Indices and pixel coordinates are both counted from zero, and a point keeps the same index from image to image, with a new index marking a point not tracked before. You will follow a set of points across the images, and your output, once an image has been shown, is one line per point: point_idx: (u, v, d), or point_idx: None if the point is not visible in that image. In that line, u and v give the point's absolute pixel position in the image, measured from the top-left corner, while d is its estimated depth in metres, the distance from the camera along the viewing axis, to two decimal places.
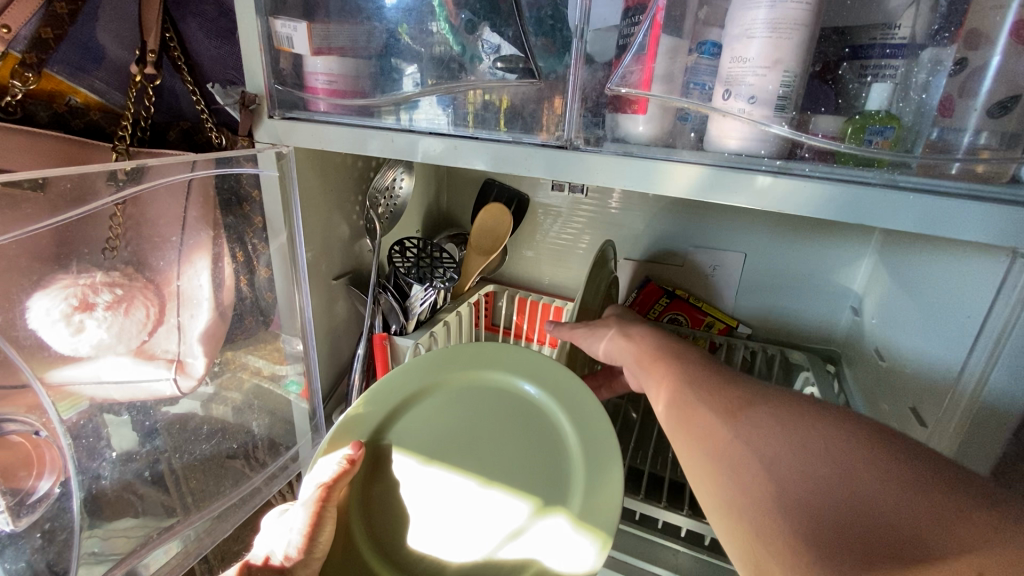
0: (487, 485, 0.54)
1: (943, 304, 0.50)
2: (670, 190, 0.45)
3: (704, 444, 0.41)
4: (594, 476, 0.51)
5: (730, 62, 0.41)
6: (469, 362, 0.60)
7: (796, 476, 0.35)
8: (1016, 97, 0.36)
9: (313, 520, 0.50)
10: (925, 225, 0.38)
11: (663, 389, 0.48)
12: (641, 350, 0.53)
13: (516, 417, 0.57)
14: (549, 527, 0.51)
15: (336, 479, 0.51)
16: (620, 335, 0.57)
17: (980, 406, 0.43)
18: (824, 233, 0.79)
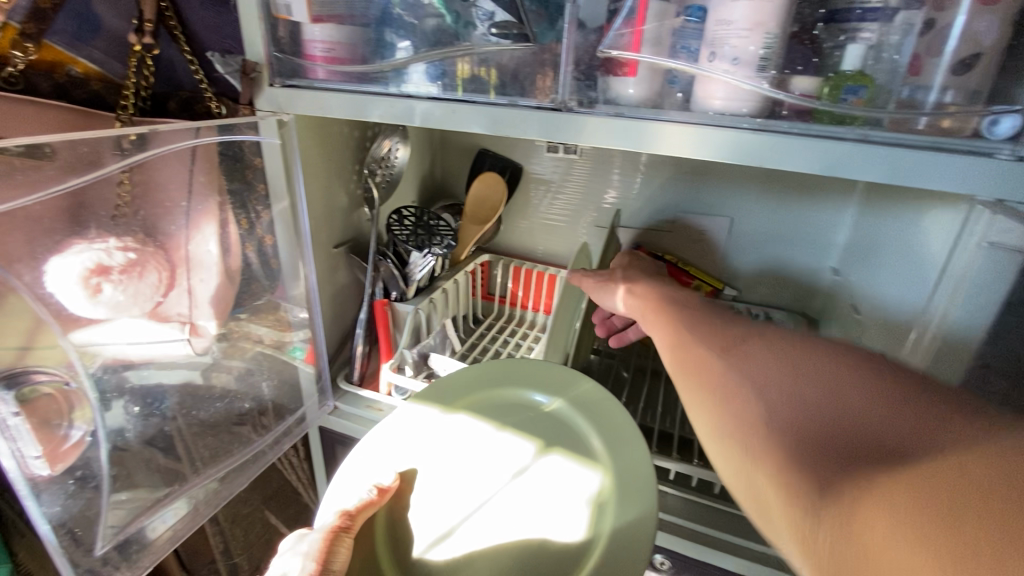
0: (498, 432, 0.59)
1: (914, 253, 0.54)
2: (661, 149, 0.47)
3: (711, 391, 0.43)
4: (630, 470, 0.52)
5: (715, 25, 0.43)
6: (501, 379, 0.63)
7: (789, 403, 0.38)
8: (977, 56, 0.39)
9: (327, 545, 0.47)
10: (896, 176, 0.41)
11: (702, 381, 0.45)
12: (669, 329, 0.53)
13: (548, 425, 0.59)
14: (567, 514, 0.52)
15: (361, 507, 0.49)
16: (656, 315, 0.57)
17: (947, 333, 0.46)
18: (808, 196, 0.82)
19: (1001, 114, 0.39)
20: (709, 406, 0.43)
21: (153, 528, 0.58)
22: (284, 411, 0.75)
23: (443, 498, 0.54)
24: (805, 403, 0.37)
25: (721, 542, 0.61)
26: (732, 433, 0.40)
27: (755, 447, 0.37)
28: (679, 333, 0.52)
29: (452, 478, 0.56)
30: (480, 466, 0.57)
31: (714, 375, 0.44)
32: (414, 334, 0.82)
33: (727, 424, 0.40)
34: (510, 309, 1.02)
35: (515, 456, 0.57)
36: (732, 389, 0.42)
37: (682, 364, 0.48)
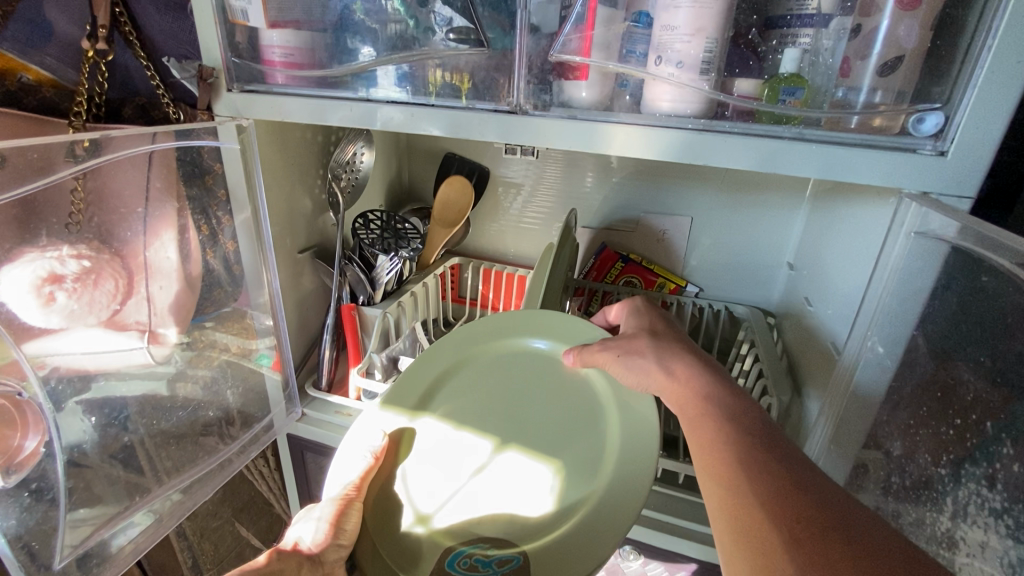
0: (459, 429, 0.59)
1: (852, 246, 0.56)
2: (613, 149, 0.49)
3: (727, 490, 0.40)
4: (629, 424, 0.56)
5: (660, 31, 0.45)
6: (480, 341, 0.64)
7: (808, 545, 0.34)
8: (899, 58, 0.41)
9: (339, 511, 0.52)
10: (828, 171, 0.44)
11: (721, 473, 0.41)
12: (681, 398, 0.49)
13: (539, 375, 0.62)
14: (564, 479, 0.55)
15: (364, 476, 0.54)
16: (660, 372, 0.51)
17: (877, 328, 0.48)
18: (764, 194, 0.85)
19: (926, 112, 0.41)
20: (712, 480, 0.41)
21: (115, 541, 0.57)
22: (251, 419, 0.74)
23: (428, 475, 0.57)
24: (810, 525, 0.35)
25: (686, 531, 0.63)
26: (727, 518, 0.39)
27: (744, 532, 0.37)
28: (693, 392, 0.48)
29: (436, 453, 0.58)
30: (445, 459, 0.58)
31: (723, 451, 0.42)
32: (383, 338, 0.82)
33: (728, 522, 0.38)
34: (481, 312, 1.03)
35: (479, 449, 0.58)
36: (734, 467, 0.40)
37: (687, 414, 0.47)
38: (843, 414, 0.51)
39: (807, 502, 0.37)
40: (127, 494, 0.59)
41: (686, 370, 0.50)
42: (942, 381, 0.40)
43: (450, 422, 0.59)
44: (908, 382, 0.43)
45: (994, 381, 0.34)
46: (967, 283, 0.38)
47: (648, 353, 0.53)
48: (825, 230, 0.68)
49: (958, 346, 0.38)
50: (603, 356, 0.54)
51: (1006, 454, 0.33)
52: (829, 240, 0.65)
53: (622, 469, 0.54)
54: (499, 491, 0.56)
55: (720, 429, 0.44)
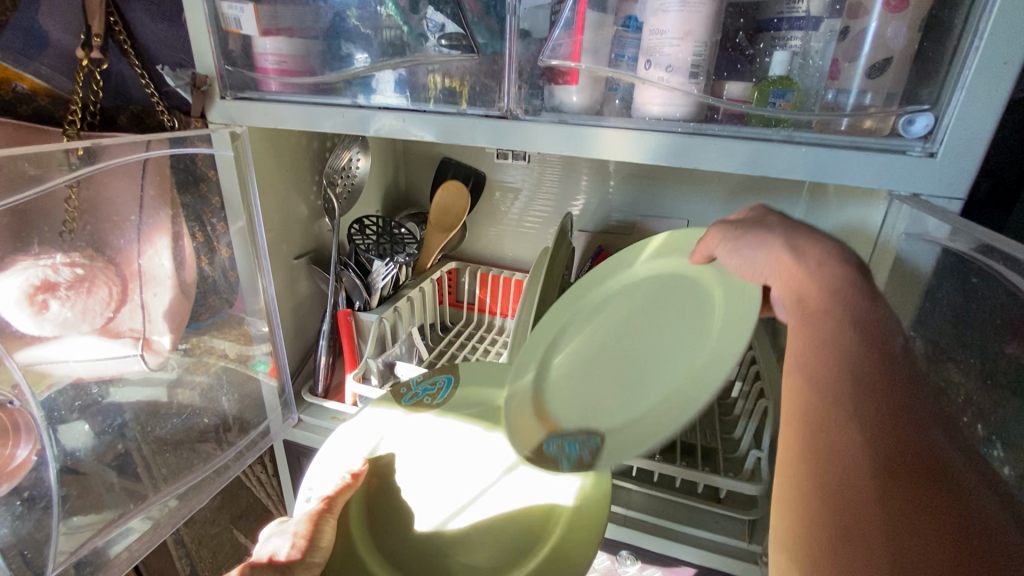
0: (491, 429, 0.62)
1: (844, 246, 0.56)
2: (603, 153, 0.49)
3: (810, 401, 0.35)
4: (725, 325, 0.50)
5: (649, 35, 0.45)
6: (468, 376, 0.64)
7: (876, 477, 0.29)
8: (888, 60, 0.41)
9: (312, 526, 0.50)
10: (818, 173, 0.44)
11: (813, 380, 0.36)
12: (797, 281, 0.42)
13: (647, 300, 0.59)
14: (552, 490, 0.57)
15: (340, 491, 0.53)
16: (780, 252, 0.44)
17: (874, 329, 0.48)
18: (760, 197, 0.85)
19: (916, 114, 0.41)
20: (813, 428, 0.34)
21: (112, 548, 0.57)
22: (248, 425, 0.74)
23: (462, 472, 0.60)
24: (890, 448, 0.30)
25: (683, 535, 0.62)
26: (796, 424, 0.35)
27: (839, 497, 0.30)
28: (801, 320, 0.40)
29: (448, 457, 0.60)
30: (470, 461, 0.60)
31: (841, 395, 0.34)
32: (380, 343, 0.82)
33: (802, 427, 0.34)
34: (478, 316, 1.03)
35: (503, 454, 0.61)
36: (832, 373, 0.35)
37: (803, 316, 0.40)
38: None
39: (941, 480, 0.29)
40: (120, 502, 0.58)
41: (819, 256, 0.42)
42: (935, 384, 0.39)
43: (483, 423, 0.62)
44: None
45: (986, 382, 0.34)
46: (958, 286, 0.38)
47: (774, 227, 0.46)
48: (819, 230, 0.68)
49: (949, 349, 0.38)
50: (715, 235, 0.49)
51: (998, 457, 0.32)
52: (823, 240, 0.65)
53: (686, 396, 0.51)
54: (512, 496, 0.58)
55: (842, 368, 0.35)
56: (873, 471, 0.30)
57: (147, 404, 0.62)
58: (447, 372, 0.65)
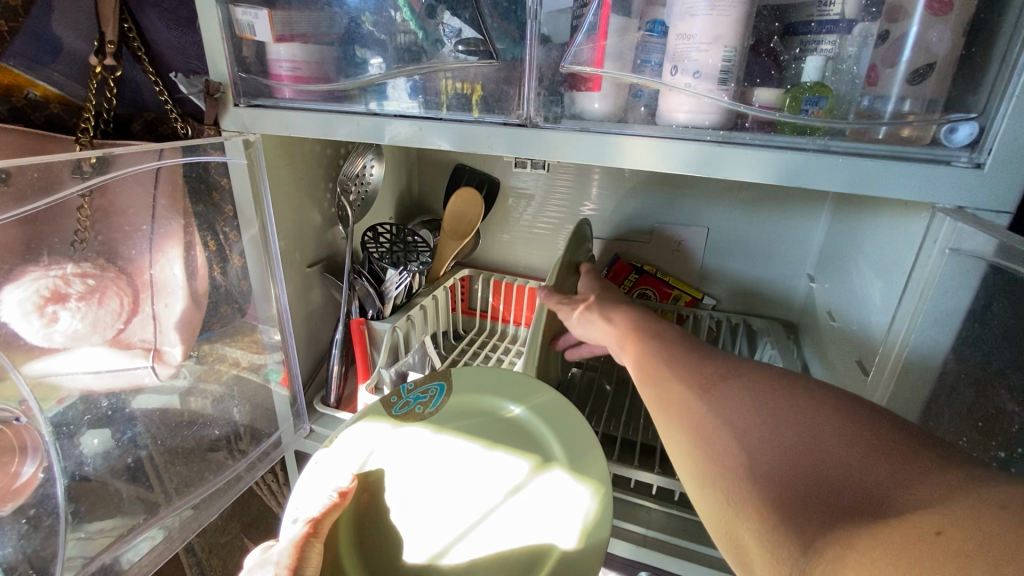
0: (491, 448, 0.58)
1: (881, 260, 0.53)
2: (627, 162, 0.47)
3: (671, 402, 0.43)
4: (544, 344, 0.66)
5: (675, 40, 0.43)
6: (460, 387, 0.63)
7: (739, 429, 0.38)
8: (930, 65, 0.39)
9: (298, 552, 0.48)
10: (853, 184, 0.42)
11: (664, 389, 0.45)
12: (627, 336, 0.56)
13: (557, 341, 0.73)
14: (556, 521, 0.51)
15: (326, 512, 0.50)
16: (599, 319, 0.61)
17: (910, 349, 0.45)
18: (781, 205, 0.83)
19: (958, 122, 0.39)
20: (660, 404, 0.44)
21: (125, 558, 0.55)
22: (259, 435, 0.73)
23: (459, 493, 0.55)
24: (734, 403, 0.39)
25: (706, 557, 0.60)
26: (668, 415, 0.43)
27: (715, 443, 0.38)
28: (630, 337, 0.55)
29: (444, 477, 0.56)
30: (471, 483, 0.55)
31: (666, 378, 0.45)
32: (392, 353, 0.81)
33: (676, 422, 0.42)
34: (491, 324, 1.01)
35: (504, 478, 0.56)
36: (669, 376, 0.45)
37: (626, 343, 0.55)
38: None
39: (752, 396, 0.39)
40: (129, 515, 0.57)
41: (625, 321, 0.58)
42: (983, 409, 0.37)
43: (481, 440, 0.59)
44: (945, 408, 0.41)
45: None
46: (1008, 306, 0.36)
47: (594, 308, 0.63)
48: (850, 239, 0.65)
49: (1000, 372, 0.36)
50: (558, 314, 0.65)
51: None
52: (855, 248, 0.62)
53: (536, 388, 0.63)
54: (518, 519, 0.52)
55: (650, 359, 0.49)
56: (720, 417, 0.39)
57: (158, 414, 0.61)
58: (440, 379, 0.64)
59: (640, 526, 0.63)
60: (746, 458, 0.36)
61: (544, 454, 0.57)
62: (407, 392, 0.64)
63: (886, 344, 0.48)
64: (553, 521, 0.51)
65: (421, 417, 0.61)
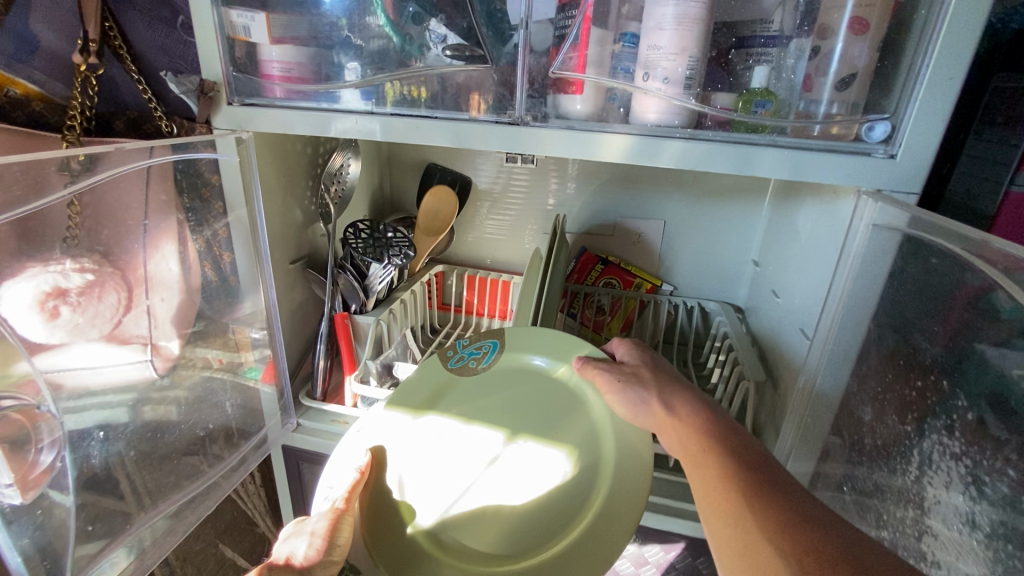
0: (469, 424, 0.64)
1: (812, 241, 0.64)
2: (607, 156, 0.53)
3: (732, 523, 0.41)
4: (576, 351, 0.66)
5: (647, 50, 0.50)
6: (512, 346, 0.68)
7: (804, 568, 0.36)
8: (853, 75, 0.47)
9: (332, 525, 0.55)
10: (797, 172, 0.50)
11: (726, 503, 0.43)
12: (678, 432, 0.52)
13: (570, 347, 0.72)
14: (542, 485, 0.59)
15: (349, 491, 0.56)
16: (658, 407, 0.55)
17: (842, 310, 0.54)
18: (728, 198, 0.92)
19: (876, 121, 0.48)
20: (728, 529, 0.41)
21: None
22: (247, 433, 0.75)
23: (448, 464, 0.61)
24: (798, 533, 0.38)
25: (677, 508, 0.67)
26: (730, 534, 0.41)
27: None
28: (696, 440, 0.50)
29: (435, 453, 0.62)
30: (457, 457, 0.61)
31: (733, 496, 0.43)
32: (376, 345, 0.84)
33: (737, 541, 0.40)
34: (466, 317, 1.06)
35: (481, 450, 0.62)
36: (735, 489, 0.43)
37: (686, 450, 0.50)
38: (812, 404, 0.58)
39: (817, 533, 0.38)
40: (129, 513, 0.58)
41: (683, 408, 0.54)
42: (903, 351, 0.45)
43: (460, 417, 0.64)
44: (872, 356, 0.50)
45: (947, 344, 0.40)
46: (919, 267, 0.45)
47: (650, 387, 0.57)
48: (788, 225, 0.75)
49: (914, 321, 0.44)
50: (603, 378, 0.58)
51: (961, 406, 0.38)
52: (792, 231, 0.72)
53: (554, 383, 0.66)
54: (505, 484, 0.59)
55: (728, 478, 0.44)
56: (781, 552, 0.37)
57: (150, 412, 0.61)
58: (493, 338, 0.69)
59: None
60: None
61: (516, 425, 0.63)
62: (462, 347, 0.70)
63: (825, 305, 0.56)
64: (537, 482, 0.59)
65: (465, 375, 0.67)
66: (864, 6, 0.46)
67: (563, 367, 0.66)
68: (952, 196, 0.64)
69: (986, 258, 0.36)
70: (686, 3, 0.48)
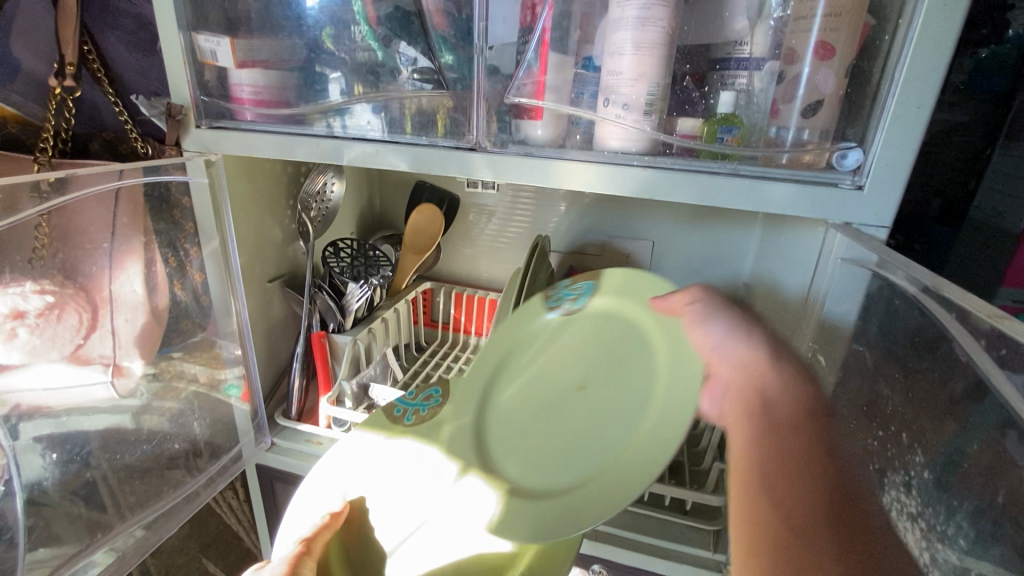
0: (428, 447, 0.59)
1: (789, 271, 0.60)
2: (567, 183, 0.52)
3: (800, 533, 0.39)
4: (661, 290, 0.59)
5: (607, 75, 0.49)
6: (607, 289, 0.64)
7: None
8: (820, 102, 0.45)
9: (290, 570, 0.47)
10: (759, 203, 0.48)
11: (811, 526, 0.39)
12: (750, 403, 0.48)
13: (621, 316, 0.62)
14: (487, 527, 0.54)
15: (318, 531, 0.50)
16: (756, 356, 0.50)
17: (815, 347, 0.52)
18: (719, 220, 0.90)
19: (847, 149, 0.45)
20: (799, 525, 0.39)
21: None
22: (219, 450, 0.73)
23: (405, 497, 0.58)
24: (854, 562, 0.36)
25: (648, 545, 0.64)
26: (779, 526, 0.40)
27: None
28: (765, 429, 0.45)
29: (395, 484, 0.59)
30: (416, 487, 0.58)
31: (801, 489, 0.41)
32: (354, 365, 0.82)
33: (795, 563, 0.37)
34: (452, 335, 1.05)
35: (439, 482, 0.58)
36: (809, 488, 0.40)
37: (768, 423, 0.46)
38: None
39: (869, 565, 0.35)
40: (86, 535, 0.57)
41: (785, 372, 0.48)
42: (869, 395, 0.43)
43: (426, 441, 0.60)
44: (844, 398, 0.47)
45: (911, 395, 0.38)
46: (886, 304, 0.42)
47: (749, 335, 0.51)
48: (770, 244, 0.72)
49: (882, 365, 0.42)
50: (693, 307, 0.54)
51: (920, 463, 0.36)
52: (773, 255, 0.70)
53: (618, 334, 0.61)
54: (464, 520, 0.57)
55: (806, 475, 0.41)
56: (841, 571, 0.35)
57: (149, 421, 0.65)
58: (590, 279, 0.67)
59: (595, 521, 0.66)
60: None
61: (475, 459, 0.58)
62: (561, 288, 0.68)
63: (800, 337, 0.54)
64: (487, 522, 0.54)
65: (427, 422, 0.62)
66: (829, 31, 0.44)
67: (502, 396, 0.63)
68: (979, 214, 0.66)
69: (941, 304, 0.34)
70: (643, 27, 0.46)
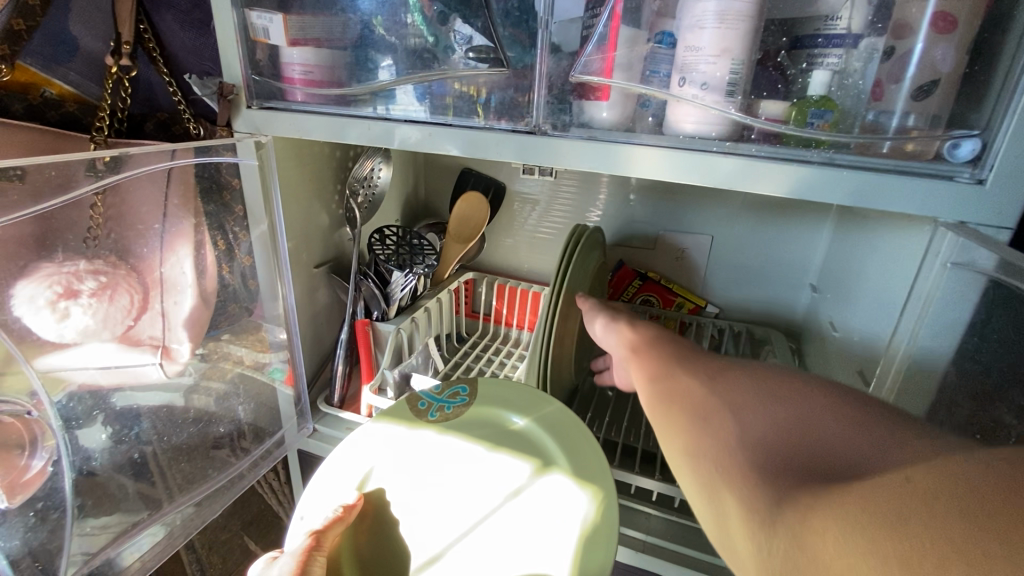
0: (495, 450, 0.58)
1: (880, 275, 0.55)
2: (633, 171, 0.48)
3: (674, 392, 0.40)
4: None
5: (684, 51, 0.44)
6: None
7: (721, 420, 0.35)
8: (935, 82, 0.40)
9: (301, 566, 0.46)
10: (860, 197, 0.42)
11: (667, 386, 0.41)
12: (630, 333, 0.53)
13: None
14: (552, 530, 0.51)
15: (329, 525, 0.49)
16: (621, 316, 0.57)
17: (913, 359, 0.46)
18: (786, 215, 0.83)
19: (961, 138, 0.40)
20: (674, 395, 0.40)
21: (124, 556, 0.56)
22: (263, 434, 0.73)
23: (456, 496, 0.55)
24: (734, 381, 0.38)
25: (701, 561, 0.60)
26: (676, 411, 0.38)
27: (710, 429, 0.35)
28: (636, 348, 0.50)
29: (447, 480, 0.57)
30: (471, 486, 0.56)
31: (671, 368, 0.43)
32: (395, 354, 0.81)
33: (695, 426, 0.36)
34: (494, 327, 1.02)
35: (502, 481, 0.56)
36: (675, 368, 0.43)
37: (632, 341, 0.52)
38: None
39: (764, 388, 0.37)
40: (133, 513, 0.58)
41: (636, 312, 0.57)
42: (983, 422, 0.38)
43: (485, 443, 0.59)
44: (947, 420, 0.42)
45: None
46: (1008, 319, 0.36)
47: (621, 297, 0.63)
48: (854, 238, 0.66)
49: (1001, 387, 0.36)
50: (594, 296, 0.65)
51: None
52: (856, 252, 0.64)
53: None
54: (526, 520, 0.53)
55: (672, 372, 0.43)
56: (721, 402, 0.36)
57: (197, 400, 0.65)
58: None
59: (644, 533, 0.62)
60: (758, 452, 0.32)
61: (547, 457, 0.57)
62: None
63: (893, 346, 0.49)
64: (553, 526, 0.51)
65: (451, 421, 0.60)
66: None
67: (525, 419, 0.59)
68: None
69: None
70: None
